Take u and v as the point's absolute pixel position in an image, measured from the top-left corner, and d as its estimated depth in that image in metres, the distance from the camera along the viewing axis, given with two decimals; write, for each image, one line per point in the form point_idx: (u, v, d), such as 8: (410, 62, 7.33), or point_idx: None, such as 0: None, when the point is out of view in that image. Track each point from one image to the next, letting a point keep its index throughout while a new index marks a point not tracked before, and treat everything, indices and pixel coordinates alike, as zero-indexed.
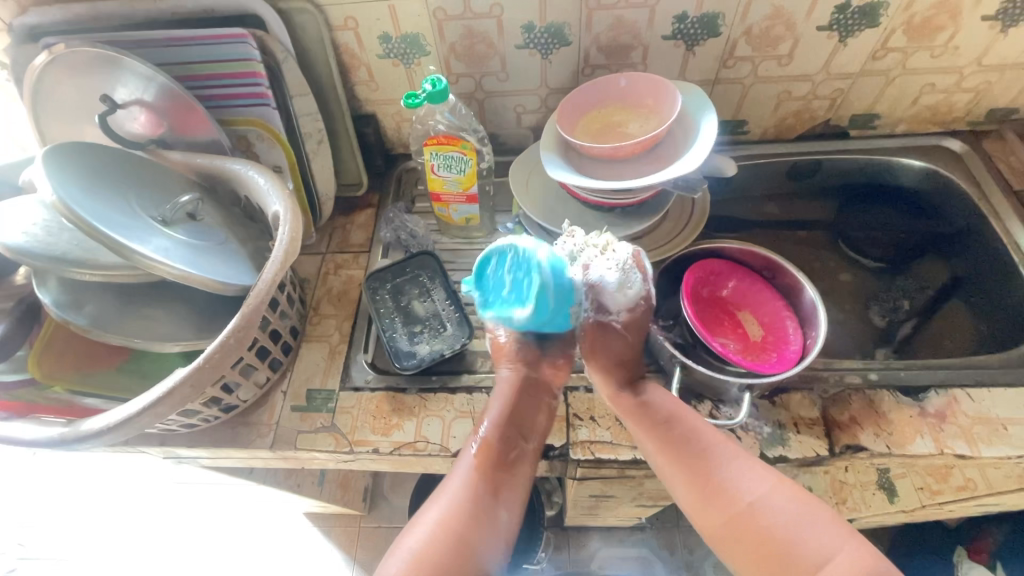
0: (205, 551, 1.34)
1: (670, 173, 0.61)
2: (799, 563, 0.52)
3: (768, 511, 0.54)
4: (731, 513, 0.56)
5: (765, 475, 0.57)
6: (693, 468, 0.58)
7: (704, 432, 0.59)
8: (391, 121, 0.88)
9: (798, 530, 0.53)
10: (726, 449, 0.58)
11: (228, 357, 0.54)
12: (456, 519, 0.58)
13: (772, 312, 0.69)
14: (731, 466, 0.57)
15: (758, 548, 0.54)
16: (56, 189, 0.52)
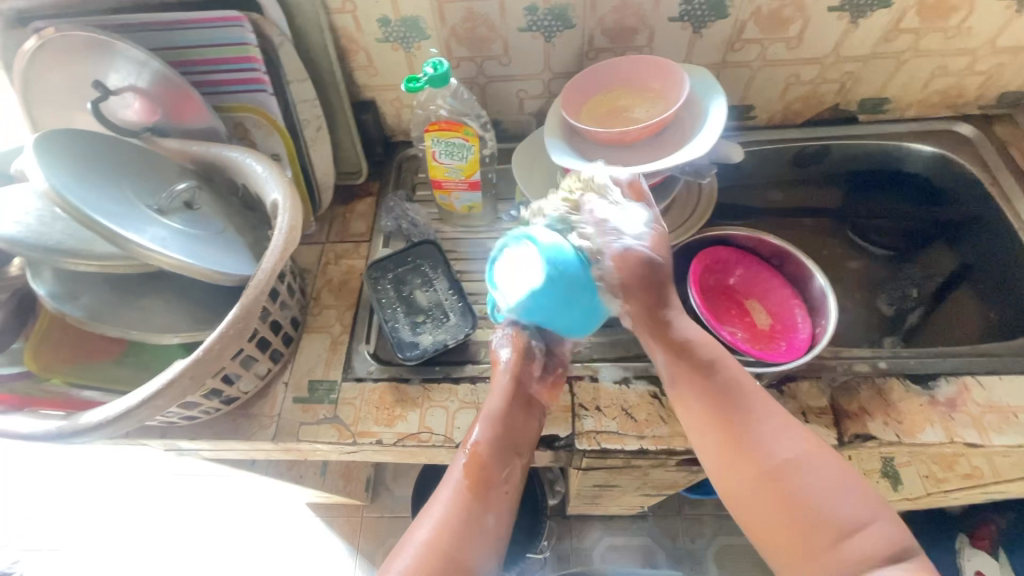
0: (208, 542, 1.34)
1: (678, 159, 0.59)
2: (830, 532, 0.47)
3: (802, 472, 0.49)
4: (760, 470, 0.50)
5: (800, 434, 0.51)
6: (725, 420, 0.52)
7: (741, 382, 0.54)
8: (390, 107, 0.86)
9: (830, 494, 0.48)
10: (763, 405, 0.53)
11: (229, 348, 0.53)
12: (447, 538, 0.52)
13: (780, 300, 0.68)
14: (766, 421, 0.52)
15: (787, 515, 0.48)
16: (48, 177, 0.50)
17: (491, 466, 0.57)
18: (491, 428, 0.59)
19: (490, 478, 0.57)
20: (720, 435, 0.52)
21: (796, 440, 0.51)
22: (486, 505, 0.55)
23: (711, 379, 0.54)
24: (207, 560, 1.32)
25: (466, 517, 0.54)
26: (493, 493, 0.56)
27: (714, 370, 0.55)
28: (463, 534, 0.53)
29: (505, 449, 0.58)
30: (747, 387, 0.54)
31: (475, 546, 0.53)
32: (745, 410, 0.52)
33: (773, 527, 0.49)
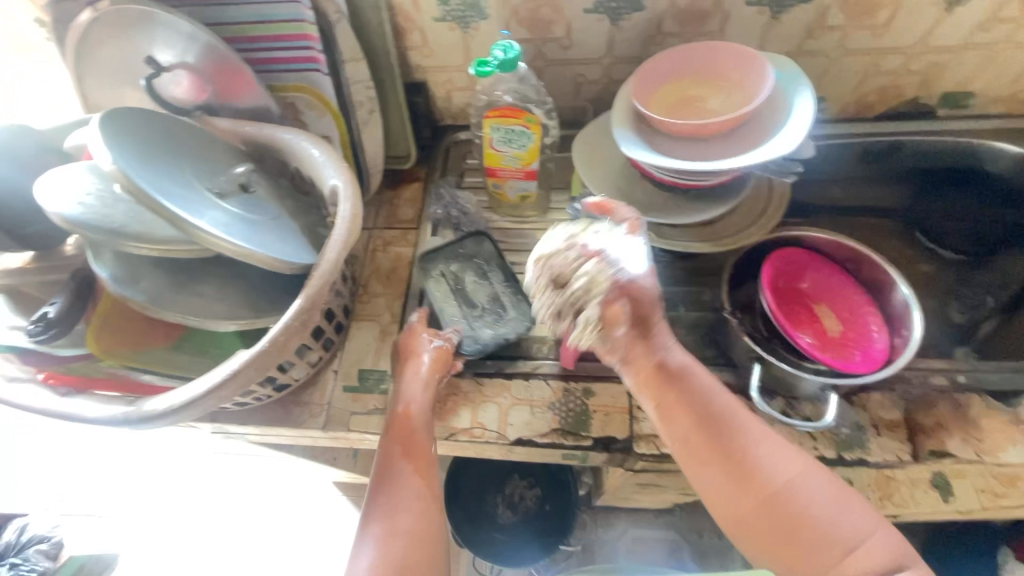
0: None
1: (761, 157, 0.56)
2: (837, 547, 0.45)
3: (804, 494, 0.47)
4: (761, 500, 0.47)
5: (797, 455, 0.49)
6: (722, 455, 0.49)
7: (731, 407, 0.51)
8: (441, 89, 0.84)
9: (835, 510, 0.46)
10: (753, 424, 0.50)
11: (293, 340, 0.51)
12: (404, 521, 0.51)
13: (851, 306, 0.65)
14: (764, 447, 0.49)
15: (793, 536, 0.46)
16: (113, 157, 0.49)
17: (411, 442, 0.58)
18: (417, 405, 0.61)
19: (415, 453, 0.57)
20: (719, 470, 0.49)
21: (794, 460, 0.49)
22: (417, 480, 0.55)
23: (700, 412, 0.50)
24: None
25: (410, 494, 0.53)
26: (421, 468, 0.56)
27: (706, 392, 0.51)
28: (409, 512, 0.52)
29: (423, 429, 0.59)
30: (737, 409, 0.51)
31: (422, 519, 0.52)
32: (739, 436, 0.49)
33: (782, 555, 0.46)
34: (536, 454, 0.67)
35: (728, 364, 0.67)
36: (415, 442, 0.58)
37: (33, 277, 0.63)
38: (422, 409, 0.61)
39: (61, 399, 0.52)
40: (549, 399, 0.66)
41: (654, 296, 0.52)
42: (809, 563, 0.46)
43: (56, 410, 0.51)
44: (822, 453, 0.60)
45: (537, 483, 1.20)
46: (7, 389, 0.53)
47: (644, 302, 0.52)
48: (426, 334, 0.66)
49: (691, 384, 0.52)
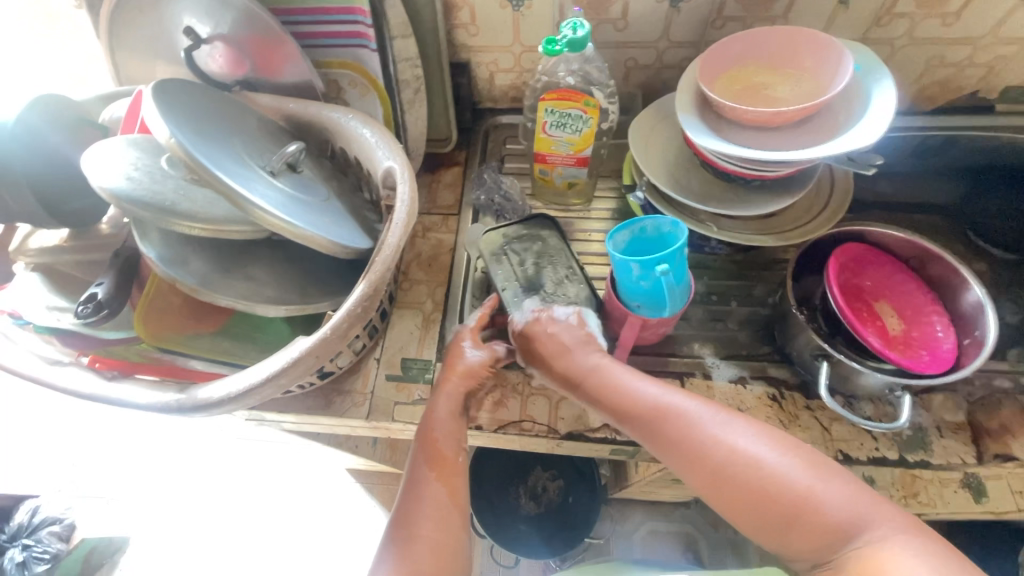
0: (251, 500, 1.35)
1: (842, 147, 0.53)
2: (801, 516, 0.42)
3: (745, 465, 0.44)
4: (703, 478, 0.46)
5: (733, 419, 0.47)
6: (660, 441, 0.48)
7: (657, 392, 0.50)
8: (485, 70, 0.81)
9: (780, 470, 0.43)
10: (681, 402, 0.49)
11: (353, 327, 0.49)
12: (422, 529, 0.48)
13: (914, 306, 0.62)
14: (692, 421, 0.47)
15: (752, 510, 0.44)
16: (169, 128, 0.46)
17: (432, 446, 0.54)
18: (439, 413, 0.56)
19: (437, 457, 0.53)
20: (661, 457, 0.48)
21: (732, 425, 0.47)
22: (438, 486, 0.51)
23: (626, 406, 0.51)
24: (252, 517, 1.33)
25: (426, 501, 0.50)
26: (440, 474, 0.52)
27: (631, 385, 0.52)
28: (428, 520, 0.49)
29: (450, 435, 0.55)
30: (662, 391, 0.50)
31: (442, 529, 0.49)
32: (668, 416, 0.48)
33: (750, 525, 0.44)
34: (584, 448, 0.66)
35: (784, 361, 0.65)
36: (436, 447, 0.53)
37: (70, 257, 0.60)
38: (451, 421, 0.56)
39: (108, 385, 0.50)
40: None
41: (553, 336, 0.57)
42: (774, 531, 0.43)
43: (103, 396, 0.49)
44: (883, 454, 0.59)
45: (560, 475, 1.19)
46: (51, 372, 0.50)
47: (538, 352, 0.57)
48: (464, 341, 0.61)
49: (614, 381, 0.52)
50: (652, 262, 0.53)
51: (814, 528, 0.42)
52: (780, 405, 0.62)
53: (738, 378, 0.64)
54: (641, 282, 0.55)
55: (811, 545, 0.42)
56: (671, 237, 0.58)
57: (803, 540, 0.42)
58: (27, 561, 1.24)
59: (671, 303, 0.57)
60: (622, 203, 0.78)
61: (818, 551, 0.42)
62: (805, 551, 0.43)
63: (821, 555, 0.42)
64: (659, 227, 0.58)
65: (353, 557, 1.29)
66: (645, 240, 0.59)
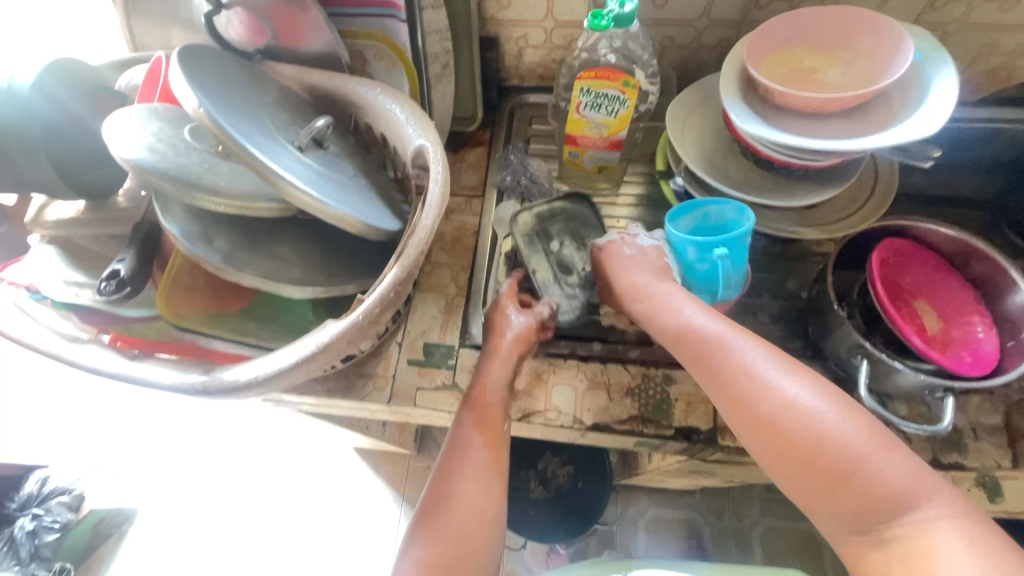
0: (258, 476, 1.36)
1: (903, 134, 0.50)
2: (849, 476, 0.40)
3: (805, 417, 0.43)
4: (754, 424, 0.44)
5: (803, 373, 0.45)
6: (715, 378, 0.47)
7: (723, 332, 0.48)
8: (514, 46, 0.78)
9: (836, 430, 0.42)
10: (747, 347, 0.47)
11: (385, 313, 0.47)
12: (466, 488, 0.51)
13: (952, 305, 0.60)
14: (756, 368, 0.46)
15: (801, 463, 0.42)
16: (195, 95, 0.43)
17: (482, 409, 0.56)
18: (498, 380, 0.58)
19: (484, 420, 0.56)
20: (713, 393, 0.47)
21: (796, 379, 0.45)
22: (479, 443, 0.54)
23: (686, 339, 0.50)
24: (258, 492, 1.34)
25: (471, 463, 0.52)
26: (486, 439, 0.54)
27: (695, 320, 0.50)
28: (470, 480, 0.51)
29: (499, 399, 0.57)
30: (728, 332, 0.48)
31: (481, 493, 0.51)
32: (728, 355, 0.47)
33: (794, 482, 0.43)
34: (609, 440, 0.65)
35: (817, 357, 0.64)
36: (485, 408, 0.56)
37: (86, 230, 0.57)
38: (498, 391, 0.58)
39: (130, 363, 0.49)
40: (628, 384, 0.63)
41: (630, 258, 0.57)
42: (818, 489, 0.42)
43: (125, 375, 0.48)
44: (917, 455, 0.58)
45: (570, 462, 1.18)
46: (72, 350, 0.49)
47: (609, 266, 0.58)
48: (507, 307, 0.61)
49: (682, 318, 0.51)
50: (710, 246, 0.52)
51: (860, 495, 0.40)
52: None
53: None
54: (697, 264, 0.55)
55: (849, 507, 0.41)
56: (734, 224, 0.56)
57: (844, 499, 0.41)
58: (37, 531, 1.19)
59: (727, 289, 0.55)
60: (652, 189, 0.76)
61: (859, 518, 0.40)
62: (847, 517, 0.41)
63: (860, 522, 0.40)
64: (723, 214, 0.56)
65: (360, 535, 1.30)
66: (707, 227, 0.58)
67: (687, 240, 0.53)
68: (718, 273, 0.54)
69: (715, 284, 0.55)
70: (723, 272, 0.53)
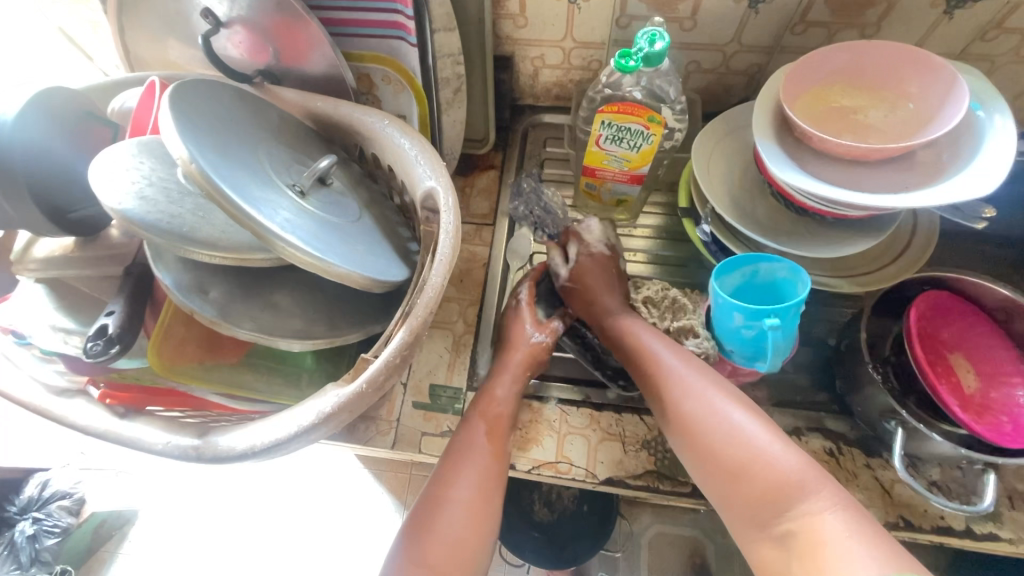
0: (255, 489, 1.29)
1: (951, 194, 0.46)
2: (750, 470, 0.45)
3: (715, 416, 0.48)
4: (672, 430, 0.50)
5: (717, 383, 0.50)
6: (648, 382, 0.53)
7: (659, 347, 0.54)
8: (530, 65, 0.74)
9: (743, 430, 0.46)
10: (675, 355, 0.52)
11: (391, 379, 0.44)
12: (444, 520, 0.49)
13: (992, 364, 0.56)
14: (680, 378, 0.51)
15: (709, 458, 0.47)
16: (185, 146, 0.40)
17: (492, 416, 0.56)
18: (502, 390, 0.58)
19: (494, 429, 0.55)
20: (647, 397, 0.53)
21: (715, 386, 0.49)
22: (485, 451, 0.54)
23: (629, 348, 0.55)
24: (254, 500, 1.29)
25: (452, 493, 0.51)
26: (471, 470, 0.52)
27: (638, 330, 0.56)
28: (451, 515, 0.49)
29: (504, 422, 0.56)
30: (663, 349, 0.53)
31: (483, 500, 0.51)
32: (658, 361, 0.52)
33: (704, 479, 0.48)
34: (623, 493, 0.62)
35: (844, 413, 0.61)
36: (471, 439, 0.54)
37: (74, 270, 0.54)
38: (509, 401, 0.57)
39: (121, 421, 0.46)
40: (643, 436, 0.60)
41: (594, 269, 0.62)
42: (724, 486, 0.46)
43: (116, 436, 0.45)
44: (949, 523, 0.54)
45: None
46: (61, 405, 0.47)
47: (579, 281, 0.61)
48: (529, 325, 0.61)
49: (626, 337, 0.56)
50: (761, 313, 0.48)
51: (757, 489, 0.45)
52: (838, 460, 0.58)
53: (793, 430, 0.59)
54: (742, 330, 0.50)
55: (753, 498, 0.45)
56: (787, 284, 0.52)
57: (747, 490, 0.45)
58: (38, 535, 1.17)
59: (774, 357, 0.51)
60: (670, 222, 0.73)
61: (757, 512, 0.45)
62: (748, 512, 0.45)
63: (765, 513, 0.44)
64: (775, 272, 0.52)
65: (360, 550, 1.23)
66: (755, 283, 0.54)
67: (737, 305, 0.48)
68: (766, 342, 0.50)
69: (764, 352, 0.51)
70: (772, 342, 0.48)
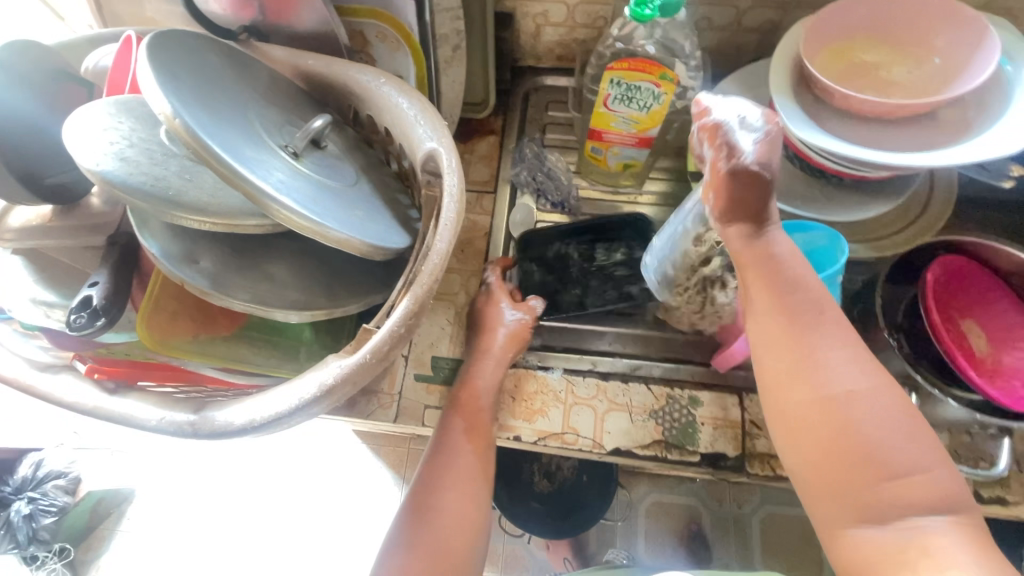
0: (250, 467, 1.25)
1: (977, 152, 0.44)
2: (892, 472, 0.37)
3: (869, 405, 0.38)
4: (804, 393, 0.39)
5: (872, 367, 0.40)
6: (791, 333, 0.41)
7: (822, 296, 0.41)
8: (531, 23, 0.70)
9: (894, 428, 0.38)
10: (831, 322, 0.41)
11: (396, 349, 0.42)
12: (431, 522, 0.50)
13: (1005, 329, 0.55)
14: (832, 345, 0.40)
15: (848, 445, 0.37)
16: (169, 100, 0.37)
17: (473, 415, 0.55)
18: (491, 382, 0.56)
19: (474, 427, 0.55)
20: (777, 353, 0.41)
21: (864, 372, 0.39)
22: (468, 447, 0.54)
23: (771, 289, 0.43)
24: (247, 484, 1.24)
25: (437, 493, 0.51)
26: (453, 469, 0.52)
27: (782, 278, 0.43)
28: (437, 514, 0.50)
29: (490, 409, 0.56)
30: (814, 308, 0.41)
31: (469, 502, 0.52)
32: (807, 321, 0.41)
33: (819, 463, 0.39)
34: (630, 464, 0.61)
35: None
36: (453, 435, 0.54)
37: (55, 241, 0.51)
38: (491, 389, 0.56)
39: (111, 397, 0.44)
40: (651, 406, 0.59)
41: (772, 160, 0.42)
42: (853, 481, 0.37)
43: (106, 412, 0.43)
44: None
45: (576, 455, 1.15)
46: (44, 380, 0.44)
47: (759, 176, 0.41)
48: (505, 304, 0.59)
49: (784, 258, 0.43)
50: None
51: (893, 496, 0.36)
52: None
53: None
54: None
55: (885, 501, 0.36)
56: (825, 252, 0.52)
57: (881, 491, 0.37)
58: (34, 514, 1.16)
59: None
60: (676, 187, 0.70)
61: (874, 513, 0.37)
62: (864, 511, 0.37)
63: (890, 519, 0.36)
64: (811, 241, 0.53)
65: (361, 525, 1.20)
66: None
67: None
68: None
69: None
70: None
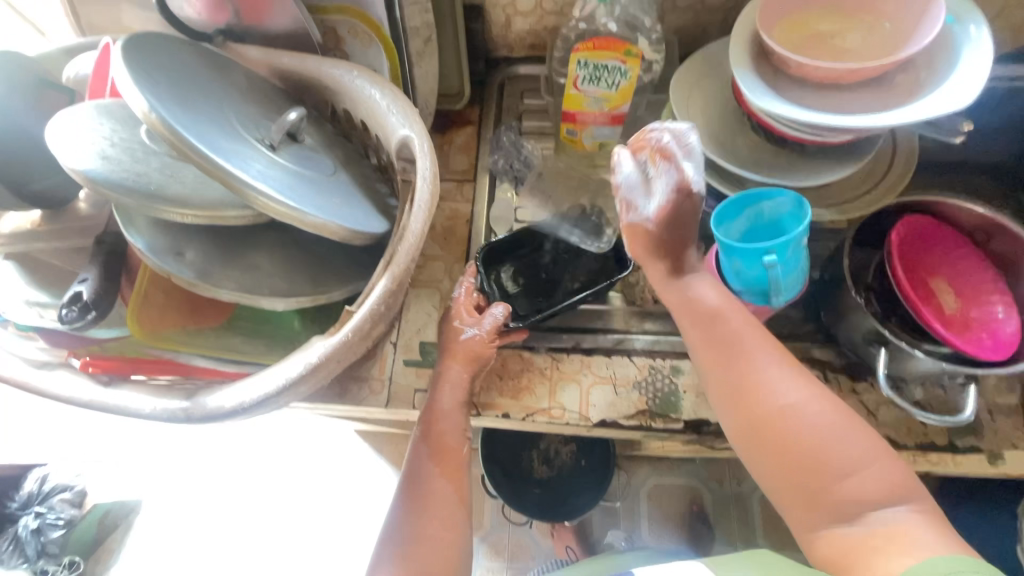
0: (252, 471, 1.26)
1: (926, 110, 0.46)
2: (836, 473, 0.43)
3: (803, 415, 0.44)
4: (759, 415, 0.45)
5: (806, 384, 0.46)
6: (726, 359, 0.48)
7: (745, 326, 0.48)
8: (501, 14, 0.72)
9: (832, 434, 0.43)
10: (762, 349, 0.47)
11: (378, 326, 0.44)
12: (415, 554, 0.50)
13: (970, 282, 0.57)
14: (768, 367, 0.47)
15: (794, 460, 0.44)
16: (146, 98, 0.38)
17: (438, 440, 0.56)
18: (455, 406, 0.57)
19: (441, 453, 0.56)
20: (719, 389, 0.48)
21: (795, 385, 0.46)
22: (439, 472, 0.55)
23: (712, 323, 0.49)
24: (250, 492, 1.24)
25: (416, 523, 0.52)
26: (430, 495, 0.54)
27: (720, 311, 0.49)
28: (420, 545, 0.51)
29: (456, 429, 0.57)
30: (745, 332, 0.48)
31: (449, 524, 0.53)
32: (742, 350, 0.47)
33: (772, 475, 0.45)
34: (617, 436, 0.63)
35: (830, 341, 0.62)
36: (427, 463, 0.55)
37: (45, 244, 0.53)
38: (454, 412, 0.57)
39: (106, 390, 0.45)
40: (634, 377, 0.61)
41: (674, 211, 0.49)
42: (803, 485, 0.43)
43: (103, 404, 0.45)
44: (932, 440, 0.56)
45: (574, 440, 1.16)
46: (40, 377, 0.45)
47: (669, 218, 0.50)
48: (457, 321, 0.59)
49: (722, 305, 0.49)
50: (759, 252, 0.50)
51: (840, 493, 0.42)
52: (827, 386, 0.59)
53: None
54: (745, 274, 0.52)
55: (836, 498, 0.43)
56: (792, 219, 0.54)
57: (829, 493, 0.43)
58: (42, 528, 1.19)
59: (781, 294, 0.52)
60: None
61: (838, 511, 0.43)
62: (825, 509, 0.43)
63: (848, 516, 0.42)
64: (778, 208, 0.54)
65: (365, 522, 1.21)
66: (760, 224, 0.56)
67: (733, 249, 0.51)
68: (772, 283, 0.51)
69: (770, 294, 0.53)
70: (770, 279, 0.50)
